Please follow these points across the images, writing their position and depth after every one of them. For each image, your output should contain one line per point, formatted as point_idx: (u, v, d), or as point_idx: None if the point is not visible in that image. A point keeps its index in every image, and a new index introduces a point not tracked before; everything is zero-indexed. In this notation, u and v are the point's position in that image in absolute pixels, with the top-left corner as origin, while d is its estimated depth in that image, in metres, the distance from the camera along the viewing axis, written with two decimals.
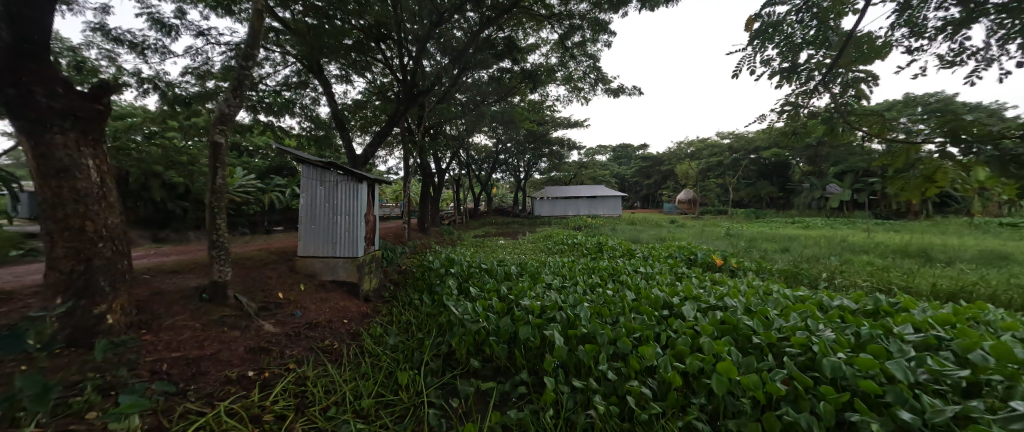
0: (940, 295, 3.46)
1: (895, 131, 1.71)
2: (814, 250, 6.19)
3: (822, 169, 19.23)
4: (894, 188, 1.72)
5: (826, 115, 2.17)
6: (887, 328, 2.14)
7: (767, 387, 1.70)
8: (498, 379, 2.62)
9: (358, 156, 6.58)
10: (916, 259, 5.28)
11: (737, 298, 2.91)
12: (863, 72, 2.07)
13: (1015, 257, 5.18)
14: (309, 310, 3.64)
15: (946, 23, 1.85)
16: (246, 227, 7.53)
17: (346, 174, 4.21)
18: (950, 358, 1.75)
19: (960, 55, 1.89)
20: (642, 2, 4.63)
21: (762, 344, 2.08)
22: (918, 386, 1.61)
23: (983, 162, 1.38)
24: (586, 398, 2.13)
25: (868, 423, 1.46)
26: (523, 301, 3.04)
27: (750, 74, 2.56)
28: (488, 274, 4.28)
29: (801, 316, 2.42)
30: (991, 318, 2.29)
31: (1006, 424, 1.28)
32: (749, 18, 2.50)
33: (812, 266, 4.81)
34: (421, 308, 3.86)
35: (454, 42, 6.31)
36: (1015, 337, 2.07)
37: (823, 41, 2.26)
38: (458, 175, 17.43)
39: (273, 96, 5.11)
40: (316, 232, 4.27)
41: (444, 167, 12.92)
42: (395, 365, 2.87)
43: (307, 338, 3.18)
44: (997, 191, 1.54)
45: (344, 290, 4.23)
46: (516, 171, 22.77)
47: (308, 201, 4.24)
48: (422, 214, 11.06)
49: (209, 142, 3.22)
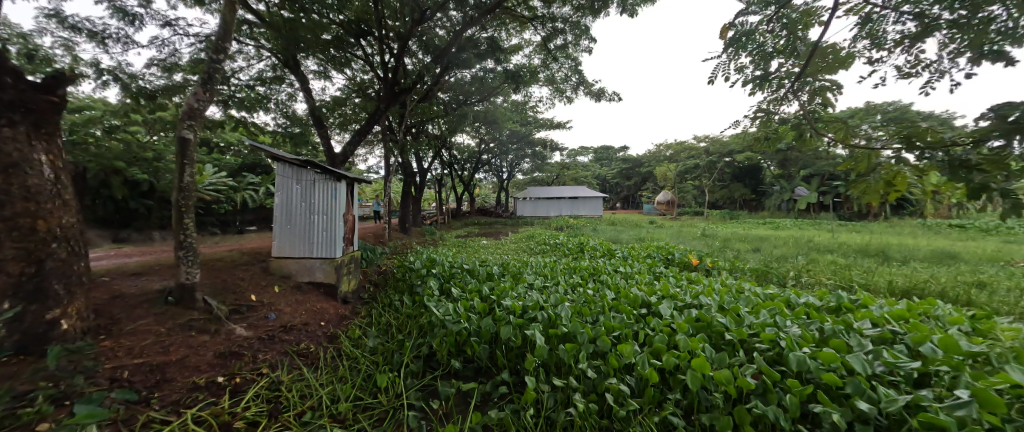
0: (896, 291, 3.70)
1: (858, 137, 1.83)
2: (783, 250, 6.49)
3: (791, 172, 20.17)
4: (857, 191, 1.85)
5: (796, 121, 2.29)
6: (848, 323, 2.27)
7: (737, 382, 1.77)
8: (479, 379, 2.63)
9: (336, 155, 6.42)
10: (875, 258, 5.64)
11: (712, 296, 3.01)
12: (828, 81, 2.22)
13: (961, 256, 5.60)
14: (284, 312, 3.53)
15: (904, 37, 1.97)
16: (216, 227, 7.22)
17: (324, 172, 4.11)
18: (904, 351, 1.89)
19: (917, 67, 1.99)
20: (623, 7, 4.72)
21: (734, 340, 2.17)
22: (874, 378, 1.72)
23: (936, 167, 1.49)
24: (566, 396, 2.16)
25: (829, 413, 1.55)
26: (504, 301, 3.05)
27: (725, 81, 2.65)
28: (470, 275, 4.26)
29: (770, 314, 2.53)
30: (940, 313, 2.48)
31: (951, 411, 1.38)
32: (724, 26, 2.59)
33: (781, 265, 5.05)
34: (402, 309, 3.81)
35: (437, 41, 6.28)
36: (961, 330, 2.24)
37: (791, 50, 2.37)
38: (439, 174, 17.27)
39: (245, 91, 4.90)
40: (291, 233, 4.14)
41: (426, 167, 12.79)
42: (374, 367, 2.82)
43: (282, 342, 3.08)
44: (950, 195, 1.64)
45: (322, 292, 4.13)
46: (499, 171, 22.78)
47: (284, 200, 4.10)
48: (404, 214, 10.90)
49: (176, 137, 3.06)
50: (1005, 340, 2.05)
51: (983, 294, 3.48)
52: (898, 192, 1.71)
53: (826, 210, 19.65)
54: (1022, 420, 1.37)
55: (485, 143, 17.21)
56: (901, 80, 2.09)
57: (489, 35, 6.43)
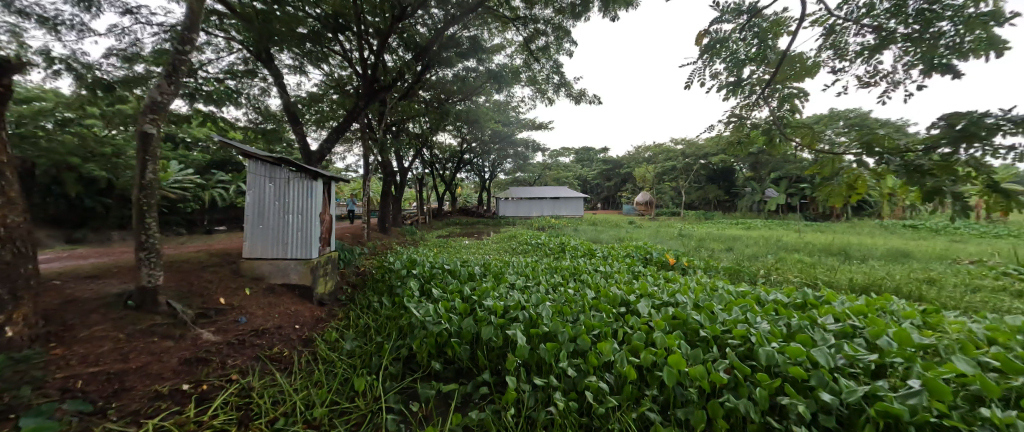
0: (856, 288, 3.93)
1: (822, 142, 1.94)
2: (754, 249, 6.77)
3: (761, 174, 20.99)
4: (823, 194, 1.95)
5: (766, 127, 2.40)
6: (812, 319, 2.39)
7: (711, 377, 1.84)
8: (460, 380, 2.61)
9: (312, 153, 6.23)
10: (837, 257, 5.96)
11: (687, 294, 3.11)
12: (796, 88, 2.34)
13: (914, 254, 6.00)
14: (255, 315, 3.40)
15: (864, 48, 2.09)
16: (182, 226, 6.87)
17: (299, 170, 3.99)
18: (863, 344, 2.01)
19: (876, 77, 2.12)
20: (603, 10, 4.78)
21: (708, 336, 2.25)
22: (836, 370, 1.82)
23: (892, 171, 1.59)
24: (546, 395, 2.18)
25: (795, 405, 1.63)
26: (486, 301, 3.05)
27: (700, 86, 2.74)
28: (451, 275, 4.22)
29: (742, 310, 2.64)
30: (895, 308, 2.65)
31: (905, 400, 1.47)
32: (699, 33, 2.68)
33: (752, 263, 5.27)
34: (380, 310, 3.74)
35: (418, 38, 6.20)
36: (913, 324, 2.41)
37: (762, 58, 2.48)
38: (420, 174, 17.05)
39: (214, 84, 4.67)
40: (264, 233, 3.98)
41: (406, 166, 12.59)
42: (351, 371, 2.75)
43: (253, 346, 2.96)
44: (904, 198, 1.76)
45: (297, 294, 3.99)
46: (480, 171, 22.71)
47: (256, 199, 3.94)
48: (383, 214, 10.70)
49: (137, 132, 2.89)
50: (950, 332, 2.22)
51: (932, 290, 3.75)
52: (858, 195, 1.81)
53: (793, 211, 20.60)
54: (964, 405, 1.49)
55: (467, 143, 17.12)
56: (862, 89, 2.22)
57: (471, 34, 6.39)
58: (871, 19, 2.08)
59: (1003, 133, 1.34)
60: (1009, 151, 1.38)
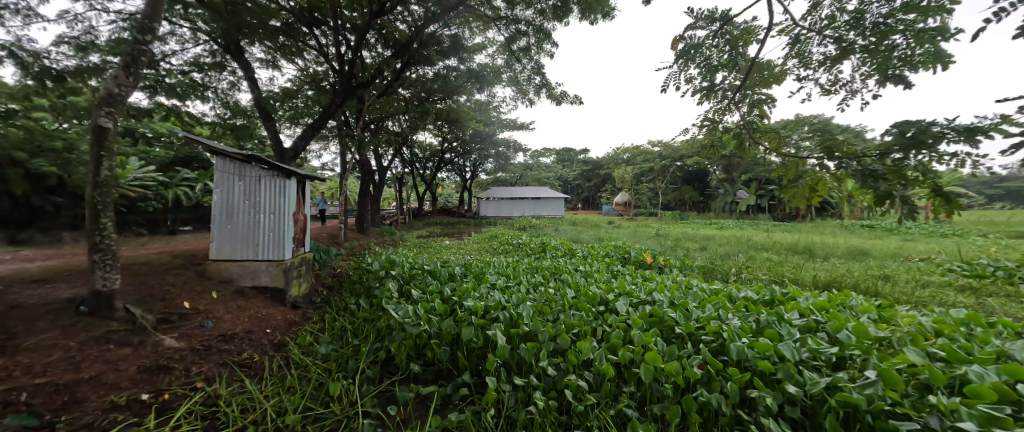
0: (819, 284, 4.16)
1: (788, 147, 2.04)
2: (726, 248, 7.04)
3: (734, 176, 21.82)
4: (789, 195, 2.06)
5: (737, 131, 2.52)
6: (779, 314, 2.51)
7: (685, 372, 1.90)
8: (440, 382, 2.58)
9: (286, 150, 6.03)
10: (803, 255, 6.28)
11: (664, 293, 3.20)
12: (764, 95, 2.47)
13: (871, 252, 6.40)
14: (223, 320, 3.24)
15: (826, 58, 2.22)
16: (142, 227, 6.49)
17: (271, 168, 3.84)
18: (825, 338, 2.13)
19: (836, 86, 2.26)
20: (583, 13, 4.83)
21: (683, 333, 2.33)
22: (801, 363, 1.91)
23: (851, 174, 1.70)
24: (527, 395, 2.18)
25: (763, 397, 1.71)
26: (466, 302, 3.03)
27: (675, 90, 2.83)
28: (431, 276, 4.17)
29: (715, 307, 2.74)
30: (854, 304, 2.81)
31: (862, 390, 1.56)
32: (675, 38, 2.76)
33: (725, 262, 5.48)
34: (358, 312, 3.65)
35: (397, 35, 6.10)
36: (870, 318, 2.56)
37: (733, 65, 2.59)
38: (400, 173, 16.78)
39: (178, 77, 4.43)
40: (232, 233, 3.80)
41: (385, 165, 12.36)
42: (326, 375, 2.67)
43: (221, 353, 2.83)
44: (863, 199, 1.87)
45: (268, 297, 3.83)
46: (461, 171, 22.57)
47: (224, 198, 3.77)
48: (361, 214, 10.47)
49: (91, 126, 2.70)
50: (902, 325, 2.37)
51: (886, 286, 4.01)
52: (821, 196, 1.92)
53: (762, 212, 21.51)
54: (915, 393, 1.59)
55: (448, 142, 16.95)
56: (823, 96, 2.36)
57: (452, 32, 6.34)
58: (833, 31, 2.21)
59: (947, 141, 1.45)
60: (952, 157, 1.50)
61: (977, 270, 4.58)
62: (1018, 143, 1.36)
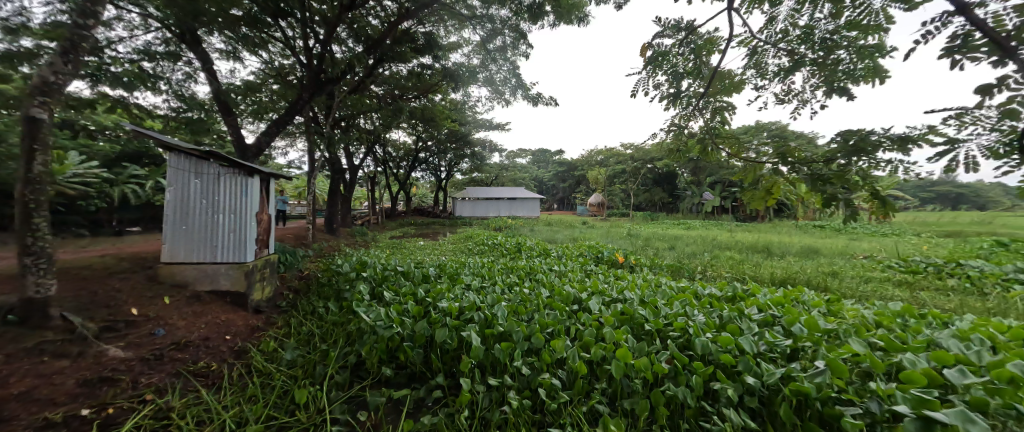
0: (776, 280, 4.44)
1: (747, 152, 2.16)
2: (693, 247, 7.36)
3: (700, 179, 22.76)
4: (748, 197, 2.20)
5: (701, 136, 2.65)
6: (740, 310, 2.65)
7: (654, 368, 1.97)
8: (413, 385, 2.54)
9: (247, 146, 5.74)
10: (763, 253, 6.67)
11: (634, 291, 3.30)
12: (724, 102, 2.63)
13: (822, 251, 6.89)
14: (176, 327, 3.03)
15: (781, 69, 2.37)
16: (83, 227, 5.96)
17: (231, 165, 3.64)
18: (781, 331, 2.28)
19: (790, 95, 2.41)
20: (558, 17, 4.88)
21: (652, 330, 2.42)
22: (759, 355, 2.03)
23: (801, 179, 1.84)
24: (501, 395, 2.19)
25: (725, 389, 1.80)
26: (440, 303, 3.00)
27: (645, 95, 2.93)
28: (404, 277, 4.09)
29: (682, 304, 2.86)
30: (807, 299, 3.02)
31: (812, 379, 1.68)
32: (644, 45, 2.85)
33: (693, 261, 5.73)
34: (326, 316, 3.51)
35: (370, 30, 5.92)
36: (820, 312, 2.76)
37: (697, 73, 2.72)
38: (372, 172, 16.35)
39: (125, 65, 4.09)
40: (187, 235, 3.54)
41: (356, 163, 12.00)
42: (291, 382, 2.56)
43: (173, 362, 2.64)
44: (814, 202, 2.02)
45: (228, 301, 3.62)
46: (436, 171, 22.30)
47: (178, 196, 3.50)
48: (330, 214, 10.11)
49: (21, 117, 2.44)
50: (848, 318, 2.57)
51: (835, 282, 4.34)
52: (776, 199, 2.06)
53: (725, 213, 22.59)
54: (858, 381, 1.73)
55: (422, 141, 16.67)
56: (778, 105, 2.52)
57: (428, 30, 6.25)
58: (786, 44, 2.36)
59: (883, 149, 1.60)
60: (887, 164, 1.65)
61: (912, 267, 5.05)
62: (942, 152, 1.51)
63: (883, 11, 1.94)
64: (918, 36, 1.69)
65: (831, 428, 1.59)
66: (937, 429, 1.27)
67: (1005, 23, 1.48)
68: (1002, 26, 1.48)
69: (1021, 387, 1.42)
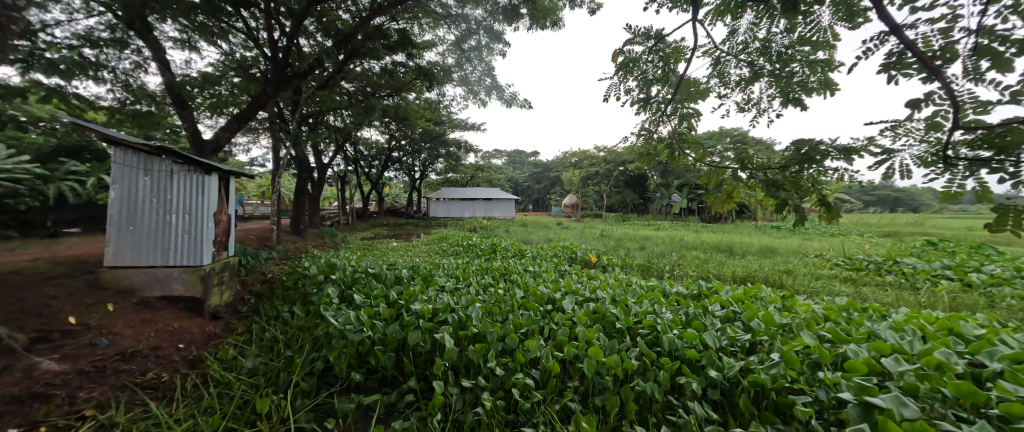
0: (737, 278, 4.70)
1: (710, 157, 2.28)
2: (662, 247, 7.65)
3: (668, 181, 23.63)
4: (711, 200, 2.32)
5: (669, 141, 2.77)
6: (704, 307, 2.78)
7: (624, 364, 2.03)
8: (384, 390, 2.47)
9: (205, 142, 5.43)
10: (726, 253, 7.04)
11: (606, 290, 3.39)
12: (690, 109, 2.76)
13: (779, 250, 7.36)
14: (120, 336, 2.81)
15: (742, 79, 2.51)
16: (11, 228, 5.39)
17: (185, 162, 3.41)
18: (741, 326, 2.41)
19: (750, 104, 2.56)
20: (533, 21, 4.93)
21: (623, 328, 2.49)
22: (721, 349, 2.14)
23: (758, 183, 1.97)
24: (474, 396, 2.18)
25: (690, 383, 1.89)
26: (413, 305, 2.95)
27: (616, 100, 3.02)
28: (375, 279, 3.99)
29: (651, 302, 2.97)
30: (764, 295, 3.21)
31: (768, 371, 1.79)
32: (615, 51, 2.94)
33: (662, 260, 5.96)
34: (291, 321, 3.36)
35: (340, 24, 5.70)
36: (776, 307, 2.95)
37: (666, 80, 2.83)
38: (343, 171, 15.83)
39: (62, 51, 3.73)
40: (135, 237, 3.29)
41: (325, 162, 11.58)
42: (252, 392, 2.43)
43: (118, 374, 2.43)
44: (772, 205, 2.15)
45: (181, 307, 3.39)
46: (410, 170, 21.90)
47: (124, 195, 3.24)
48: (296, 214, 9.70)
49: None
50: (800, 313, 2.76)
51: (790, 279, 4.64)
52: (738, 201, 2.19)
53: (692, 215, 23.57)
54: (808, 371, 1.86)
55: (395, 140, 16.33)
56: (739, 113, 2.66)
57: (401, 27, 6.15)
58: (746, 56, 2.50)
59: (831, 158, 1.72)
60: (833, 171, 1.79)
61: (855, 264, 5.48)
62: (880, 161, 1.65)
63: (831, 28, 2.10)
64: (860, 53, 1.85)
65: (784, 416, 1.70)
66: (874, 413, 1.39)
67: (932, 45, 1.65)
68: (930, 48, 1.65)
69: (946, 372, 1.58)
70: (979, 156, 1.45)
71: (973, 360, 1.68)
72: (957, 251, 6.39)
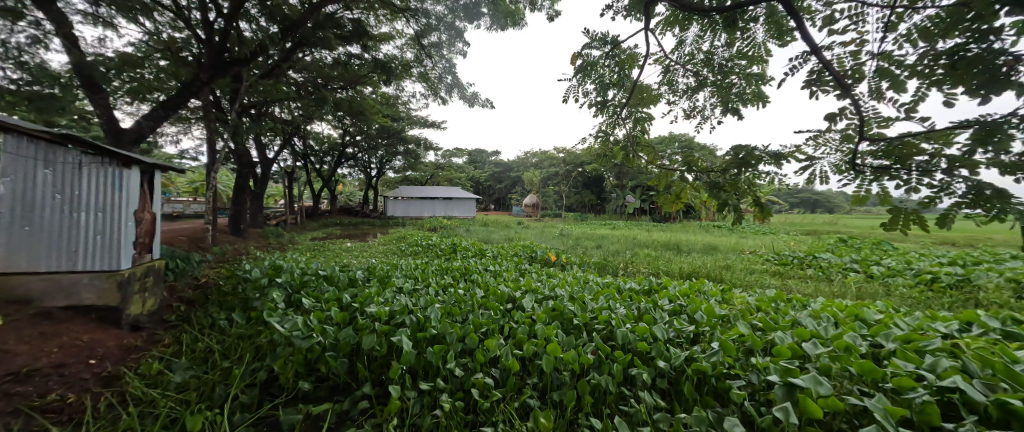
0: (684, 274, 5.02)
1: (660, 160, 2.41)
2: (617, 246, 7.99)
3: (623, 182, 24.65)
4: (662, 200, 2.46)
5: (623, 144, 2.90)
6: (654, 302, 2.94)
7: (581, 359, 2.10)
8: (335, 398, 2.35)
9: (125, 130, 4.84)
10: (675, 250, 7.50)
11: (564, 288, 3.48)
12: (643, 114, 2.91)
13: (720, 247, 7.96)
14: (13, 354, 2.44)
15: (688, 87, 2.69)
16: None
17: (99, 154, 3.04)
18: (687, 318, 2.58)
19: (695, 112, 2.74)
20: (494, 21, 4.89)
21: (580, 324, 2.57)
22: (669, 341, 2.29)
23: (701, 185, 2.12)
24: (432, 399, 2.14)
25: (641, 373, 1.99)
26: (369, 308, 2.84)
27: (574, 101, 3.10)
28: (327, 282, 3.78)
29: (606, 299, 3.09)
30: (707, 289, 3.47)
31: (709, 358, 1.94)
32: (575, 54, 3.02)
33: (617, 258, 6.21)
34: (230, 329, 3.10)
35: (287, 10, 5.26)
36: (717, 300, 3.19)
37: (621, 84, 2.96)
38: (291, 167, 14.84)
39: None
40: (32, 237, 2.85)
41: (271, 157, 10.80)
42: (181, 408, 2.21)
43: (9, 397, 2.12)
44: (715, 205, 2.31)
45: (93, 318, 3.02)
46: (366, 168, 21.01)
47: (18, 189, 2.77)
48: (237, 213, 8.96)
49: None
50: (737, 304, 3.01)
51: (729, 274, 5.03)
52: (684, 201, 2.34)
53: (644, 214, 24.82)
54: (743, 357, 2.03)
55: (349, 135, 15.58)
56: (686, 120, 2.84)
57: (356, 17, 5.90)
58: (692, 65, 2.67)
59: (763, 163, 1.88)
60: (765, 175, 1.96)
61: (783, 260, 6.07)
62: (804, 166, 1.83)
63: (764, 45, 2.30)
64: (787, 69, 2.05)
65: (722, 400, 1.84)
66: (796, 392, 1.55)
67: (844, 65, 1.87)
68: (843, 68, 1.86)
69: (852, 353, 1.81)
70: (880, 164, 1.66)
71: (874, 341, 1.94)
72: (863, 246, 7.32)
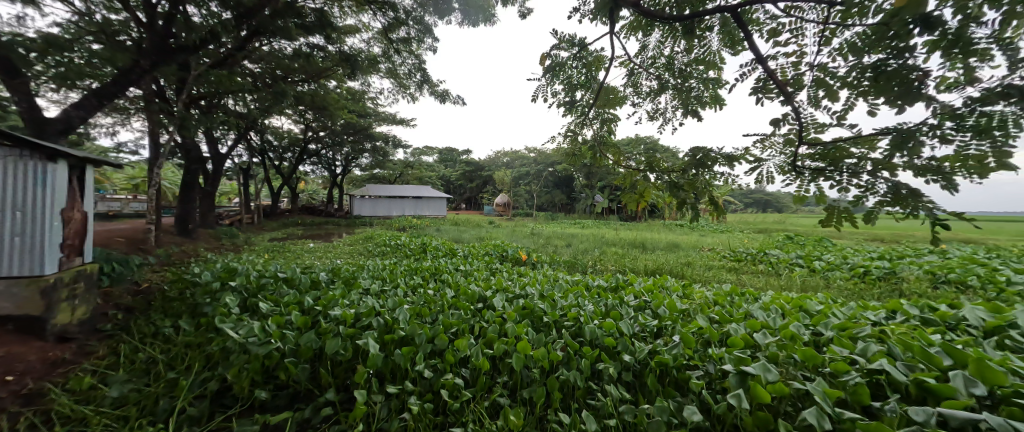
0: (648, 271, 5.20)
1: (625, 161, 2.49)
2: (586, 244, 8.16)
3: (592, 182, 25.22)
4: (627, 199, 2.54)
5: (591, 144, 2.96)
6: (620, 298, 3.04)
7: (550, 356, 2.12)
8: (296, 406, 2.24)
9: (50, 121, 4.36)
10: (641, 248, 7.77)
11: (534, 286, 3.51)
12: (610, 115, 2.98)
13: (682, 244, 8.35)
14: None
15: (652, 90, 2.78)
16: None
17: (17, 147, 2.72)
18: (650, 313, 2.68)
19: (658, 114, 2.85)
20: (465, 17, 4.83)
21: (549, 321, 2.60)
22: (634, 335, 2.37)
23: (663, 185, 2.21)
24: (400, 402, 2.08)
25: (608, 368, 2.05)
26: (332, 311, 2.72)
27: (544, 101, 3.13)
28: (287, 285, 3.60)
29: (575, 296, 3.15)
30: (670, 285, 3.61)
31: (671, 351, 2.02)
32: (543, 55, 3.05)
33: (586, 256, 6.34)
34: (177, 336, 2.87)
35: None
36: (678, 295, 3.34)
37: (588, 85, 3.02)
38: (247, 164, 13.97)
39: None
40: None
41: (223, 152, 10.12)
42: (118, 425, 2.02)
43: None
44: (675, 205, 2.41)
45: (11, 329, 2.72)
46: (330, 166, 20.16)
47: None
48: (185, 212, 8.34)
49: None
50: (697, 299, 3.16)
51: (690, 270, 5.27)
52: (647, 200, 2.43)
53: (612, 214, 25.52)
54: (701, 348, 2.13)
55: (311, 130, 14.88)
56: (650, 121, 2.94)
57: (319, 7, 5.63)
58: (655, 69, 2.77)
59: (718, 164, 1.99)
60: (720, 176, 2.07)
61: (738, 256, 6.45)
62: (753, 167, 1.96)
63: (719, 52, 2.43)
64: (739, 76, 2.17)
65: (683, 390, 1.92)
66: (748, 380, 1.65)
67: (787, 74, 2.01)
68: (787, 77, 2.00)
69: (797, 341, 1.95)
70: (819, 167, 1.80)
71: (816, 329, 2.10)
72: (808, 243, 7.93)
